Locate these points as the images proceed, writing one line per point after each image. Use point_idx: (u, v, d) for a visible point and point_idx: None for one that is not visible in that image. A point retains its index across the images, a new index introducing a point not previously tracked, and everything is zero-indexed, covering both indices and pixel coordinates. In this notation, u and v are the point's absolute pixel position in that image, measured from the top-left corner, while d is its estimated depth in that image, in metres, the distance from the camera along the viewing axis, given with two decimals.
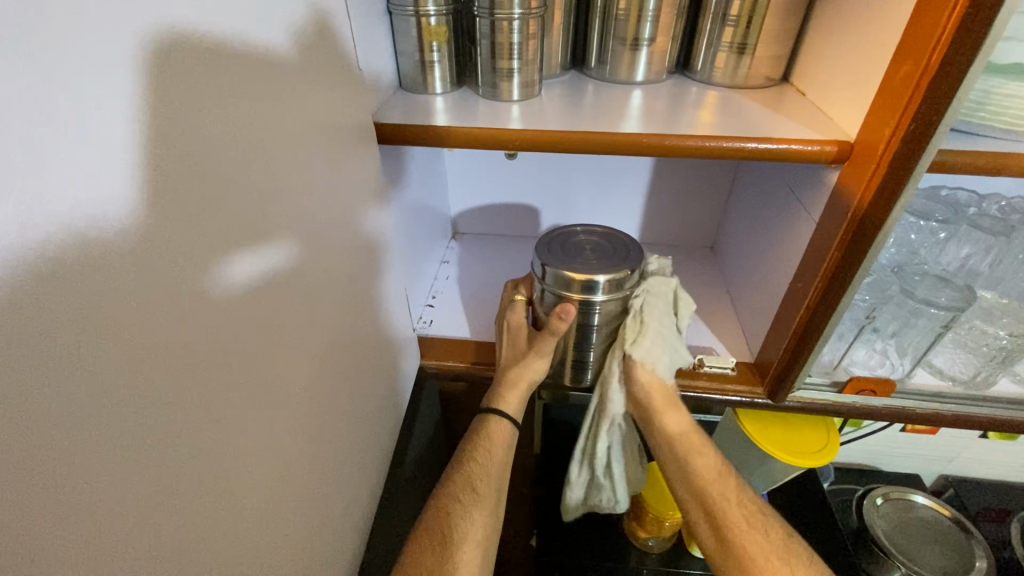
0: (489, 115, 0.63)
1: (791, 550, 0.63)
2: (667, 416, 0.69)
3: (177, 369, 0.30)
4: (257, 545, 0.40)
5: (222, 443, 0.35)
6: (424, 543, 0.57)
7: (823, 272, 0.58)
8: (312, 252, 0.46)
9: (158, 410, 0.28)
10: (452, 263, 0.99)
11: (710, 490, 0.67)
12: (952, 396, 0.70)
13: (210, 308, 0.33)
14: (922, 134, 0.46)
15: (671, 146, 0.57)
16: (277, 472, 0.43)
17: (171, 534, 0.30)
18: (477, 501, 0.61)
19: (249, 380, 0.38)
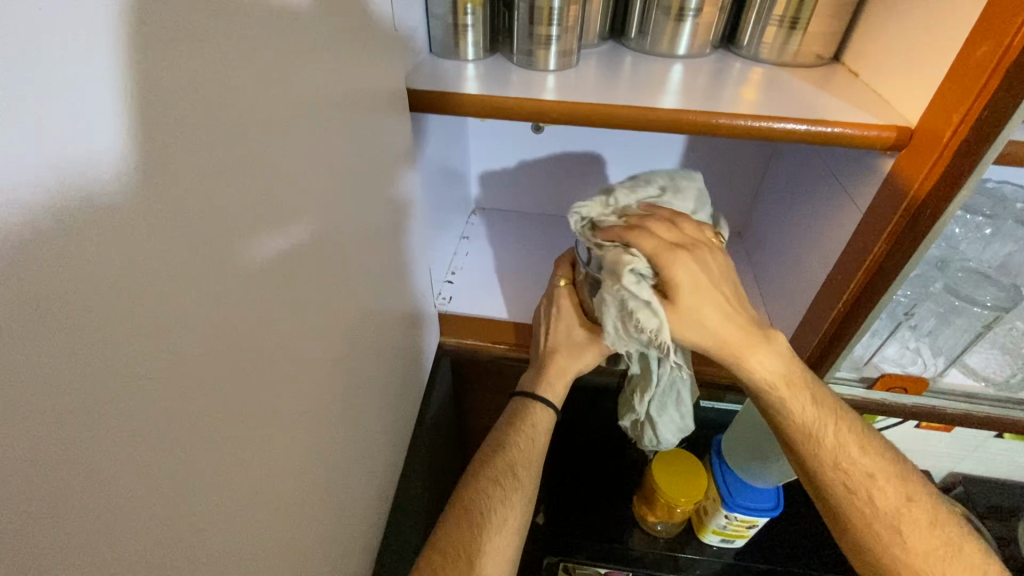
0: (523, 84, 0.60)
1: (907, 519, 0.53)
2: (750, 361, 0.55)
3: (195, 344, 0.29)
4: (277, 521, 0.40)
5: (242, 419, 0.34)
6: (459, 522, 0.58)
7: (866, 267, 0.55)
8: (331, 223, 0.44)
9: (174, 389, 0.27)
10: (472, 239, 0.97)
11: (810, 450, 0.56)
12: (982, 397, 0.69)
13: (229, 282, 0.31)
14: (995, 122, 0.43)
15: (716, 125, 0.54)
16: (294, 449, 0.42)
17: (189, 511, 0.29)
18: (517, 487, 0.61)
19: (264, 356, 0.36)
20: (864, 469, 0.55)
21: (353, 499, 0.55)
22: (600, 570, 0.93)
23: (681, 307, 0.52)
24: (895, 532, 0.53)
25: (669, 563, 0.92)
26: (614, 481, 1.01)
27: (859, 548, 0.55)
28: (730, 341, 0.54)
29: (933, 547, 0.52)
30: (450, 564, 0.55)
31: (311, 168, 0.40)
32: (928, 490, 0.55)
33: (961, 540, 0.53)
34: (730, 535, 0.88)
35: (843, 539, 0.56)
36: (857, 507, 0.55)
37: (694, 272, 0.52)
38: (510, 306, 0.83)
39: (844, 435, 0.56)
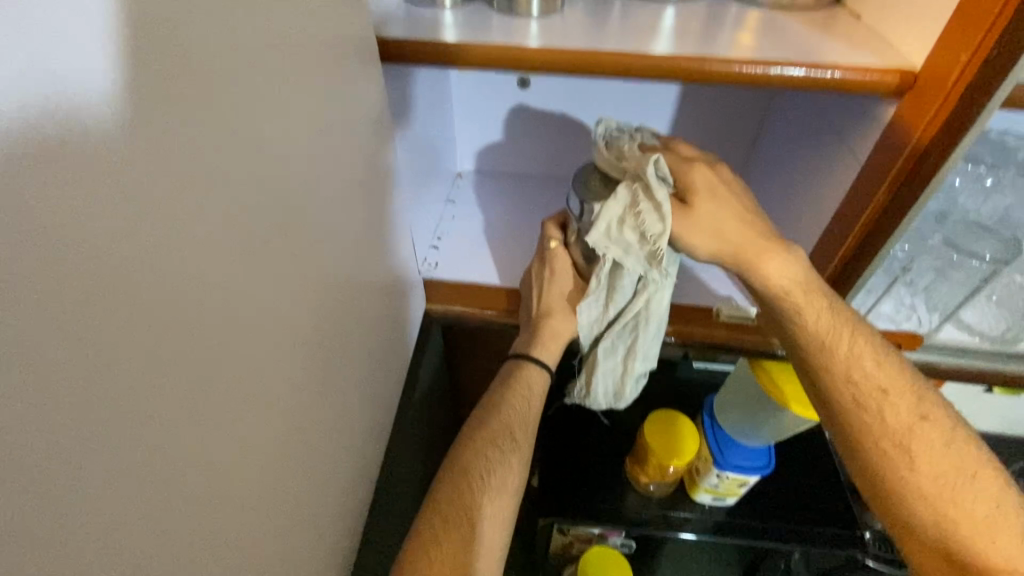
0: (504, 32, 0.56)
1: (919, 437, 0.52)
2: (761, 263, 0.54)
3: (160, 312, 0.27)
4: (268, 493, 0.39)
5: (223, 392, 0.32)
6: (457, 484, 0.56)
7: (863, 221, 0.53)
8: (302, 183, 0.41)
9: (140, 362, 0.26)
10: (458, 202, 0.94)
11: (821, 357, 0.55)
12: (976, 352, 0.67)
13: (190, 247, 0.29)
14: (1003, 62, 0.41)
15: (710, 71, 0.51)
16: (281, 422, 0.40)
17: (168, 488, 0.28)
18: (516, 449, 0.60)
19: (241, 327, 0.34)
20: (877, 382, 0.54)
21: (341, 468, 0.54)
22: (594, 530, 0.94)
23: (692, 212, 0.53)
24: (904, 451, 0.52)
25: (661, 522, 0.93)
26: (607, 443, 1.01)
27: (860, 460, 0.54)
28: (742, 246, 0.54)
29: (942, 469, 0.51)
30: (450, 526, 0.53)
31: (276, 122, 0.37)
32: (947, 413, 0.53)
33: (980, 470, 0.51)
34: (722, 493, 0.89)
35: (845, 453, 0.56)
36: (864, 419, 0.54)
37: (710, 180, 0.55)
38: (499, 271, 0.81)
39: (860, 347, 0.55)
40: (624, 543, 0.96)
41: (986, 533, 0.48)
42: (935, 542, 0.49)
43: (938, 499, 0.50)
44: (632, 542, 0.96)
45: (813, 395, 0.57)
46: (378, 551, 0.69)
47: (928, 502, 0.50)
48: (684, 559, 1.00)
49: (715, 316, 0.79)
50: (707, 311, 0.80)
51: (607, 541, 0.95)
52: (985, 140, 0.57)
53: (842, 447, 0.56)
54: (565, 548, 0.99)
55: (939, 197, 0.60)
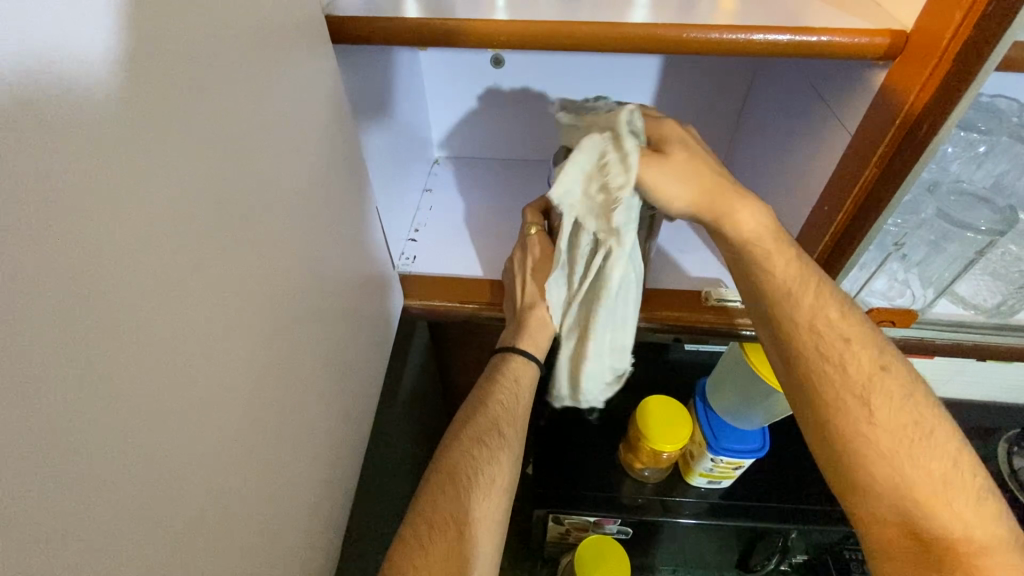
0: (470, 6, 0.52)
1: (880, 390, 0.51)
2: (735, 212, 0.51)
3: (82, 330, 0.24)
4: (236, 512, 0.36)
5: (171, 412, 0.30)
6: (445, 486, 0.54)
7: (856, 194, 0.50)
8: (257, 178, 0.38)
9: (60, 387, 0.23)
10: (435, 191, 0.90)
11: (789, 304, 0.53)
12: (973, 325, 0.65)
13: (109, 259, 0.25)
14: (1004, 18, 0.37)
15: (690, 40, 0.48)
16: (243, 442, 0.37)
17: (104, 528, 0.25)
18: (504, 445, 0.58)
19: (185, 343, 0.30)
20: (836, 332, 0.53)
21: (319, 479, 0.51)
22: (590, 518, 0.93)
23: (669, 160, 0.48)
24: (864, 404, 0.50)
25: (657, 507, 0.92)
26: (600, 430, 1.00)
27: (819, 417, 0.52)
28: (712, 191, 0.50)
29: (900, 424, 0.49)
30: (438, 530, 0.51)
31: (217, 111, 0.33)
32: (906, 369, 0.53)
33: (930, 421, 0.50)
34: (716, 477, 0.88)
35: (800, 414, 0.54)
36: (822, 371, 0.52)
37: (683, 135, 0.51)
38: (480, 260, 0.78)
39: (825, 296, 0.53)
40: (620, 530, 0.95)
41: (941, 493, 0.47)
42: (893, 507, 0.48)
43: (894, 455, 0.48)
44: (628, 528, 0.95)
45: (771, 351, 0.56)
46: (362, 554, 0.67)
47: (885, 460, 0.48)
48: (682, 542, 0.99)
49: (704, 299, 0.77)
50: (697, 295, 0.78)
51: (603, 529, 0.94)
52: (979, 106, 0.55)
53: (798, 406, 0.54)
54: (561, 537, 0.97)
55: (932, 164, 0.58)
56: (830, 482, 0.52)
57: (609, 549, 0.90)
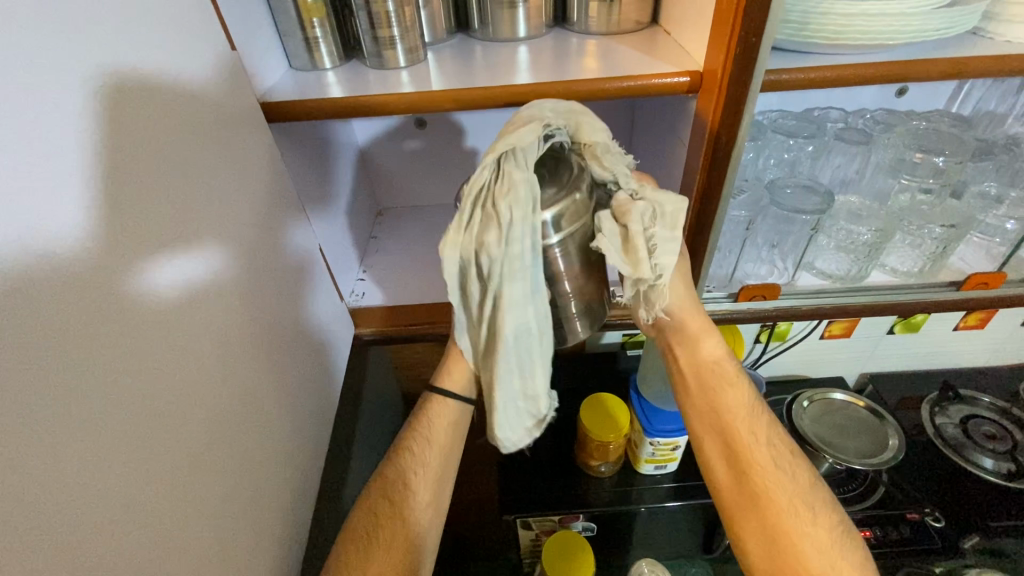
0: (379, 84, 0.66)
1: (814, 497, 0.60)
2: (700, 340, 0.65)
3: (61, 343, 0.34)
4: (196, 497, 0.45)
5: (134, 407, 0.39)
6: (365, 549, 0.62)
7: (695, 195, 0.64)
8: (204, 228, 0.49)
9: (49, 382, 0.33)
10: (380, 238, 1.02)
11: (716, 392, 0.64)
12: (830, 290, 0.78)
13: (82, 284, 0.36)
14: (748, 59, 0.53)
15: (546, 93, 0.62)
16: (200, 437, 0.46)
17: (86, 480, 0.34)
18: (406, 498, 0.65)
19: (142, 353, 0.40)
20: (777, 448, 0.62)
21: (274, 482, 0.59)
22: (555, 518, 0.99)
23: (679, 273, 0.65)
24: (807, 509, 0.59)
25: (619, 498, 1.00)
26: (556, 435, 1.09)
27: (765, 526, 0.59)
28: (689, 322, 0.65)
29: (832, 531, 0.58)
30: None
31: (166, 182, 0.45)
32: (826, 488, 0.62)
33: (828, 508, 0.60)
34: (661, 461, 0.97)
35: (741, 522, 0.61)
36: (765, 483, 0.60)
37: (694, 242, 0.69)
38: (421, 290, 0.89)
39: (766, 421, 0.64)
40: (585, 527, 1.02)
41: None
42: None
43: (830, 554, 0.56)
44: (592, 524, 1.01)
45: (718, 463, 0.63)
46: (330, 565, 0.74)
47: (824, 559, 0.56)
48: (647, 533, 1.06)
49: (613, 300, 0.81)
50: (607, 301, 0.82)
51: (569, 526, 1.01)
52: (761, 125, 0.77)
53: (740, 517, 0.61)
54: (534, 543, 1.04)
55: (751, 166, 0.80)
56: (739, 548, 0.61)
57: (572, 544, 0.97)
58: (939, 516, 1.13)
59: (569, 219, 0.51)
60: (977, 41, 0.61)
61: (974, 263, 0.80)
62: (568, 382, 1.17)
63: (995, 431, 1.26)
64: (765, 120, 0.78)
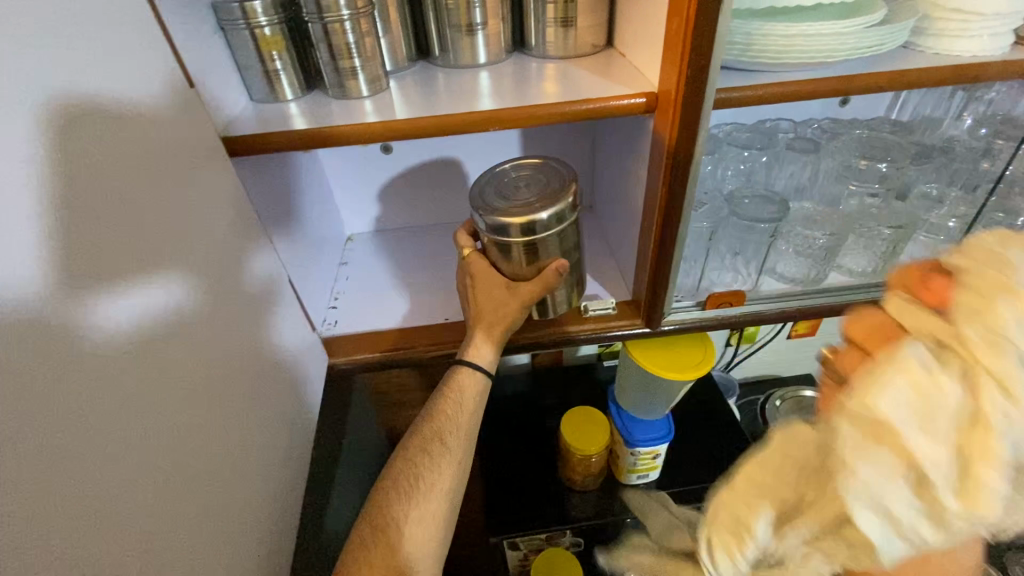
0: (343, 114, 0.66)
1: None
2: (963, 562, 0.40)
3: (16, 399, 0.31)
4: (177, 548, 0.43)
5: (105, 458, 0.37)
6: (385, 493, 0.66)
7: (659, 210, 0.67)
8: (174, 264, 0.48)
9: (18, 437, 0.31)
10: (350, 264, 1.01)
11: None
12: (793, 294, 0.81)
13: (46, 335, 0.34)
14: (698, 80, 0.55)
15: (509, 118, 0.64)
16: (177, 486, 0.44)
17: (59, 542, 0.33)
18: (445, 452, 0.68)
19: (114, 401, 0.39)
20: None
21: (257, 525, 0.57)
22: (543, 536, 0.98)
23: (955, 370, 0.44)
24: None
25: (607, 511, 1.00)
26: (538, 451, 1.09)
27: None
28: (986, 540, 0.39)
29: None
30: (379, 532, 0.63)
31: (134, 222, 0.44)
32: None
33: None
34: (643, 470, 0.98)
35: None
36: None
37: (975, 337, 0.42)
38: (396, 314, 0.88)
39: None
40: (574, 542, 1.02)
41: None
42: None
43: None
44: (580, 539, 1.01)
45: None
46: None
47: None
48: None
49: (584, 310, 0.81)
50: (577, 310, 0.82)
51: (558, 542, 1.01)
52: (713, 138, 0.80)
53: None
54: (523, 562, 1.03)
55: (710, 179, 0.83)
56: None
57: (560, 559, 0.97)
58: None
59: (552, 223, 0.67)
60: (909, 54, 0.65)
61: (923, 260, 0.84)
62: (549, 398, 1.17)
63: None
64: (720, 133, 0.82)
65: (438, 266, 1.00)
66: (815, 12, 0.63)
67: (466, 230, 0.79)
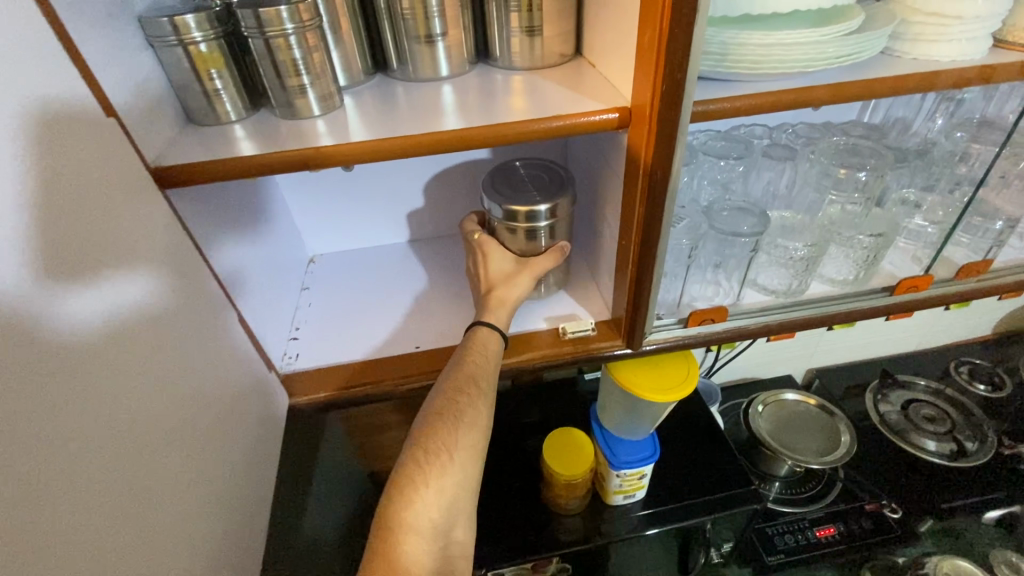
0: (293, 137, 0.60)
1: None
2: None
3: None
4: None
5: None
6: (433, 421, 0.64)
7: (636, 230, 0.63)
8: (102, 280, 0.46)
9: None
10: (313, 288, 0.96)
11: None
12: (776, 307, 0.79)
13: None
14: (675, 95, 0.52)
15: (473, 138, 0.59)
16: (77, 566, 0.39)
17: None
18: (482, 394, 0.67)
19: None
20: None
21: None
22: (527, 565, 0.94)
23: None
24: None
25: (596, 535, 0.96)
26: (520, 474, 1.05)
27: None
28: None
29: None
30: (433, 457, 0.62)
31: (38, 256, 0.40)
32: None
33: None
34: (630, 491, 0.94)
35: None
36: None
37: None
38: (361, 342, 0.83)
39: None
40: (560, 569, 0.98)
41: None
42: None
43: None
44: (567, 565, 0.97)
45: None
46: None
47: None
48: (624, 563, 1.03)
49: (562, 333, 0.78)
50: (556, 332, 0.79)
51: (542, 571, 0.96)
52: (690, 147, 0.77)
53: None
54: None
55: (688, 190, 0.80)
56: None
57: None
58: (896, 507, 1.17)
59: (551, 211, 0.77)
60: (887, 60, 0.63)
61: (904, 267, 0.82)
62: (530, 416, 1.13)
63: (934, 413, 1.32)
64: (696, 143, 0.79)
65: (407, 286, 0.94)
66: (791, 19, 0.60)
67: (477, 218, 0.86)
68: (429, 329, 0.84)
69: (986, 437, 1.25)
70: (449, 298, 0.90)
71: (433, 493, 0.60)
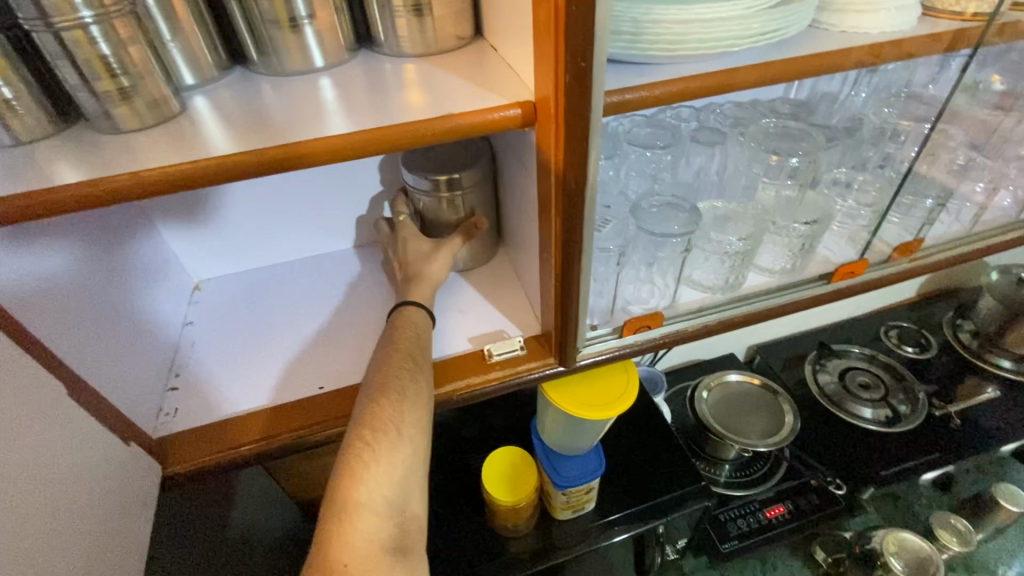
0: (116, 156, 0.48)
1: None
2: None
3: None
4: None
5: None
6: (375, 396, 0.55)
7: (554, 241, 0.55)
8: None
9: None
10: (198, 322, 0.82)
11: None
12: (714, 305, 0.73)
13: None
14: (580, 87, 0.43)
15: (348, 147, 0.48)
16: None
17: None
18: (422, 368, 0.60)
19: None
20: None
21: None
22: None
23: None
24: None
25: (546, 555, 0.90)
26: (463, 496, 0.97)
27: None
28: None
29: None
30: (382, 432, 0.53)
31: None
32: None
33: None
34: (577, 505, 0.88)
35: None
36: None
37: None
38: (258, 382, 0.72)
39: None
40: None
41: None
42: None
43: None
44: None
45: None
46: None
47: None
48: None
49: (488, 356, 0.69)
50: (480, 355, 0.70)
51: None
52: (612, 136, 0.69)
53: None
54: None
55: (613, 185, 0.72)
56: None
57: None
58: (840, 483, 1.18)
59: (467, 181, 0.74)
60: (813, 34, 0.56)
61: (838, 252, 0.79)
62: (469, 431, 1.05)
63: (868, 380, 1.34)
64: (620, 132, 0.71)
65: (310, 309, 0.82)
66: None
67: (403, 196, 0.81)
68: (336, 361, 0.73)
69: (916, 400, 1.29)
70: (359, 319, 0.80)
71: (387, 469, 0.52)
